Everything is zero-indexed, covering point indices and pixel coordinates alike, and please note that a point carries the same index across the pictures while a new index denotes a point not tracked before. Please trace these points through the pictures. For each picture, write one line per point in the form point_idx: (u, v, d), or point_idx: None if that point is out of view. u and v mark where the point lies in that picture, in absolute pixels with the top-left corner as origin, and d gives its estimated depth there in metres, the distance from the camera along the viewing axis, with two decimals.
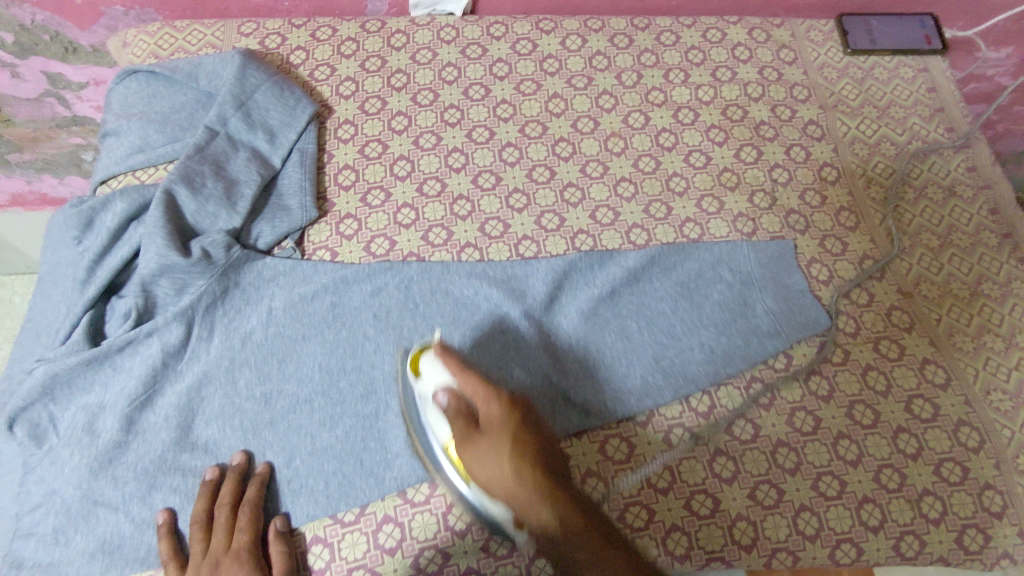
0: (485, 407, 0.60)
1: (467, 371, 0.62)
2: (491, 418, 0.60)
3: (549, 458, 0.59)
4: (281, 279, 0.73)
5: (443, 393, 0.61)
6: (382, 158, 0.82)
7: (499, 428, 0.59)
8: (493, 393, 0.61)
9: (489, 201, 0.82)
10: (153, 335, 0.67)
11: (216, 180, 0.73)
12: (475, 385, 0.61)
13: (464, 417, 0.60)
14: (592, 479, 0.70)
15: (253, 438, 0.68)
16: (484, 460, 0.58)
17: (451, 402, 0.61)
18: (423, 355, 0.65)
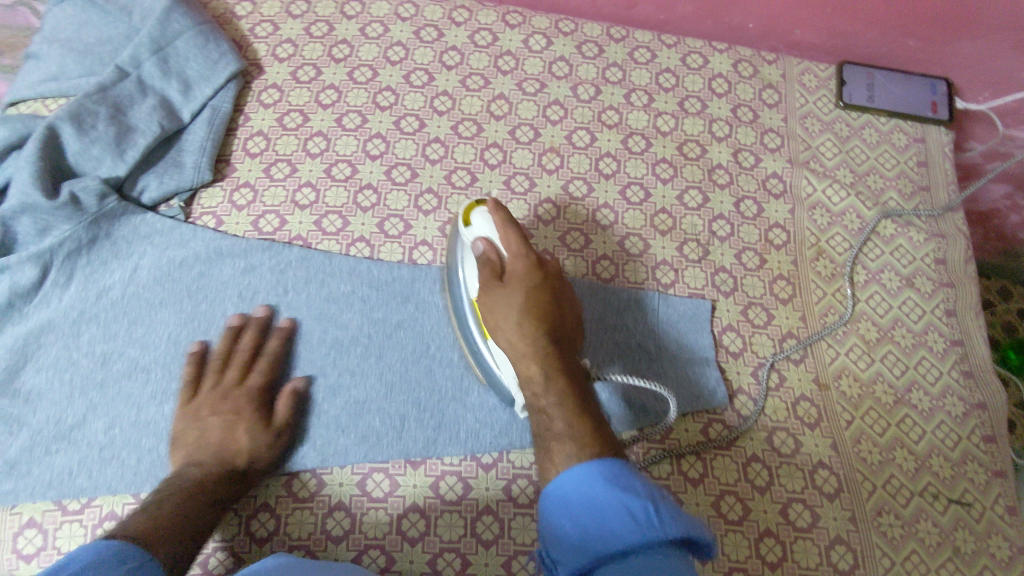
0: (514, 264, 0.64)
1: (510, 226, 0.65)
2: (513, 275, 0.63)
3: (555, 330, 0.62)
4: (155, 237, 0.73)
5: (480, 242, 0.65)
6: (298, 130, 0.81)
7: (517, 289, 0.62)
8: (523, 255, 0.64)
9: (398, 197, 0.80)
10: (4, 273, 0.68)
11: (109, 124, 0.74)
12: (513, 244, 0.64)
13: (491, 267, 0.64)
14: (413, 516, 0.65)
15: (78, 397, 0.67)
16: (503, 314, 0.62)
17: (485, 254, 0.64)
18: (475, 208, 0.67)
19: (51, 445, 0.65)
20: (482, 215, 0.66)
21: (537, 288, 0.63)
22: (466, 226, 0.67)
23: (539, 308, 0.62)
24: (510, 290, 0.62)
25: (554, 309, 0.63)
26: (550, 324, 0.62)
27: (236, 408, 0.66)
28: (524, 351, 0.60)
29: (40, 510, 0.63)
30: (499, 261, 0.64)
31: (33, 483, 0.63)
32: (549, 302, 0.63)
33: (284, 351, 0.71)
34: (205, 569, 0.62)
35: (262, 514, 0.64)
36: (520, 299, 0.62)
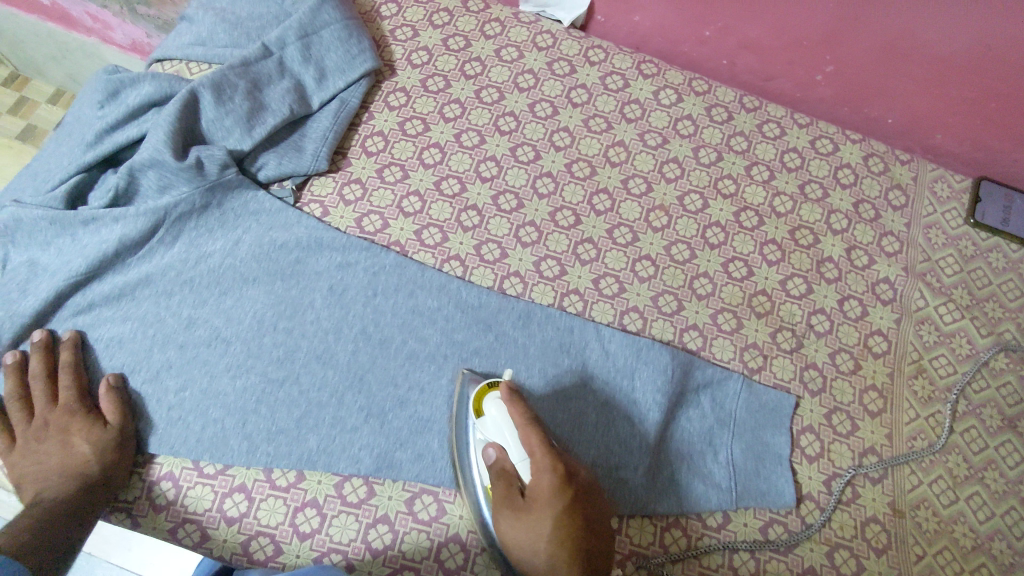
0: (539, 479, 0.58)
1: (530, 428, 0.60)
2: (536, 487, 0.58)
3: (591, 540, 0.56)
4: (262, 215, 0.75)
5: (491, 449, 0.62)
6: (417, 138, 0.82)
7: (543, 504, 0.57)
8: (548, 463, 0.58)
9: (500, 224, 0.79)
10: (120, 221, 0.71)
11: (245, 99, 0.76)
12: (535, 445, 0.59)
13: (505, 481, 0.60)
14: (453, 547, 0.64)
15: (156, 354, 0.68)
16: (536, 534, 0.56)
17: (499, 457, 0.61)
18: (489, 395, 0.64)
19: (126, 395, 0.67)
20: (495, 403, 0.63)
21: (568, 501, 0.57)
22: (478, 418, 0.64)
23: (574, 509, 0.57)
24: (536, 517, 0.57)
25: (584, 507, 0.57)
26: (585, 527, 0.56)
27: (47, 429, 0.63)
28: (558, 566, 0.54)
29: None
30: (520, 476, 0.60)
31: None
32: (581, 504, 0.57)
33: (361, 353, 0.71)
34: (244, 551, 0.62)
35: (308, 509, 0.64)
36: (552, 504, 0.57)
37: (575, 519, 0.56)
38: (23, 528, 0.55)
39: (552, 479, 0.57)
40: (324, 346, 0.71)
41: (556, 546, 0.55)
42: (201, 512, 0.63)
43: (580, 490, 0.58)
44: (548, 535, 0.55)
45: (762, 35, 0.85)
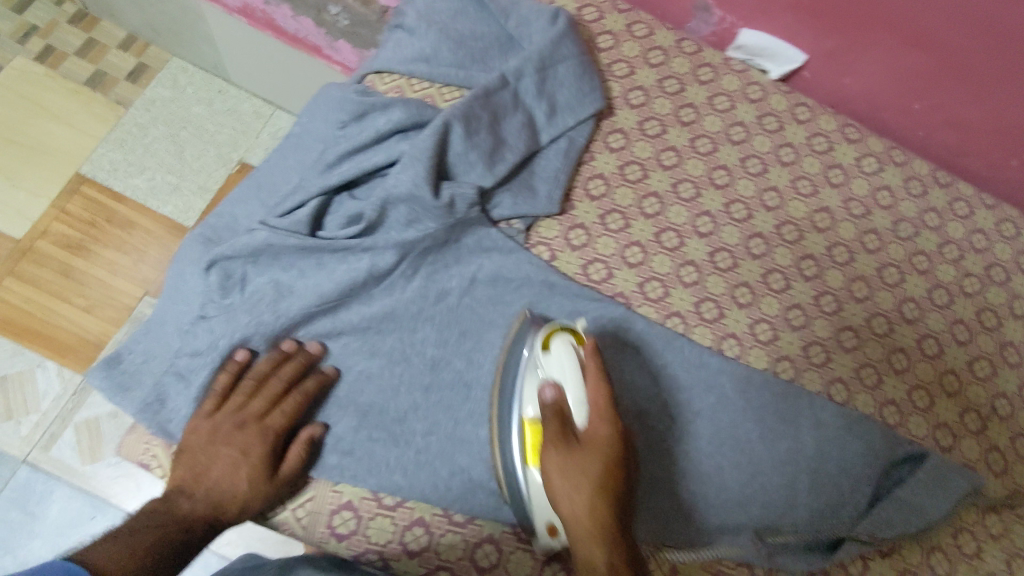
0: (599, 430, 0.60)
1: (603, 408, 0.60)
2: (594, 434, 0.59)
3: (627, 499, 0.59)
4: (495, 253, 0.74)
5: (549, 389, 0.62)
6: (637, 184, 0.81)
7: (599, 447, 0.59)
8: (609, 414, 0.60)
9: (716, 282, 0.79)
10: (367, 252, 0.70)
11: (488, 133, 0.74)
12: (601, 400, 0.60)
13: (560, 423, 0.60)
14: None
15: (402, 393, 0.69)
16: (581, 472, 0.58)
17: (558, 399, 0.61)
18: (556, 333, 0.65)
19: (376, 432, 0.67)
20: (565, 344, 0.64)
21: (618, 452, 0.59)
22: (544, 350, 0.65)
23: (618, 470, 0.59)
24: (586, 454, 0.59)
25: (624, 468, 0.59)
26: (621, 488, 0.58)
27: (235, 433, 0.63)
28: (598, 512, 0.57)
29: (358, 494, 0.66)
30: (577, 421, 0.61)
31: (356, 464, 0.66)
32: (626, 468, 0.59)
33: None
34: None
35: (554, 564, 0.65)
36: (604, 451, 0.59)
37: (614, 479, 0.58)
38: (142, 544, 0.55)
39: (609, 434, 0.59)
40: None
41: (599, 493, 0.57)
42: (453, 559, 0.65)
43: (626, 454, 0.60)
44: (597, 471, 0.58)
45: (976, 116, 0.85)
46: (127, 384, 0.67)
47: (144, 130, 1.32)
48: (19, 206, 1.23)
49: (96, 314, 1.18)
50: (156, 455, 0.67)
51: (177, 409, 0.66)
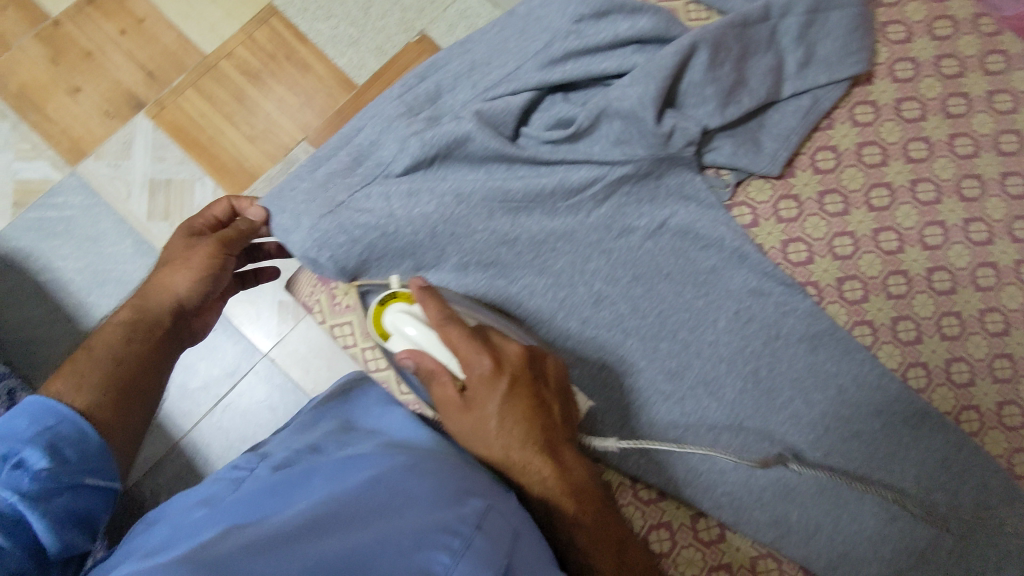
0: (471, 365, 0.51)
1: (446, 323, 0.52)
2: (472, 384, 0.51)
3: (541, 402, 0.52)
4: (693, 203, 0.68)
5: (407, 360, 0.54)
6: (870, 170, 0.71)
7: (489, 408, 0.50)
8: (481, 349, 0.51)
9: (924, 303, 0.69)
10: (565, 165, 0.66)
11: (733, 69, 0.66)
12: (460, 344, 0.51)
13: (444, 387, 0.52)
14: None
15: (560, 317, 0.67)
16: (482, 425, 0.50)
17: (425, 370, 0.53)
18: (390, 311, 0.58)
19: None
20: (399, 314, 0.57)
21: (510, 383, 0.51)
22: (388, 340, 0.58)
23: (519, 396, 0.51)
24: (481, 406, 0.50)
25: (518, 374, 0.52)
26: (532, 409, 0.51)
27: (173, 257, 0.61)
28: (512, 452, 0.50)
29: None
30: (451, 370, 0.52)
31: None
32: (525, 382, 0.52)
33: (747, 397, 0.67)
34: None
35: None
36: (494, 392, 0.50)
37: (519, 406, 0.51)
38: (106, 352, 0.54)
39: (464, 331, 0.52)
40: (715, 374, 0.67)
41: (510, 429, 0.50)
42: None
43: (517, 372, 0.52)
44: (495, 417, 0.50)
45: None
46: (286, 222, 0.62)
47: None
48: (213, 21, 1.13)
49: (258, 146, 1.10)
50: (321, 302, 0.68)
51: (337, 263, 0.62)
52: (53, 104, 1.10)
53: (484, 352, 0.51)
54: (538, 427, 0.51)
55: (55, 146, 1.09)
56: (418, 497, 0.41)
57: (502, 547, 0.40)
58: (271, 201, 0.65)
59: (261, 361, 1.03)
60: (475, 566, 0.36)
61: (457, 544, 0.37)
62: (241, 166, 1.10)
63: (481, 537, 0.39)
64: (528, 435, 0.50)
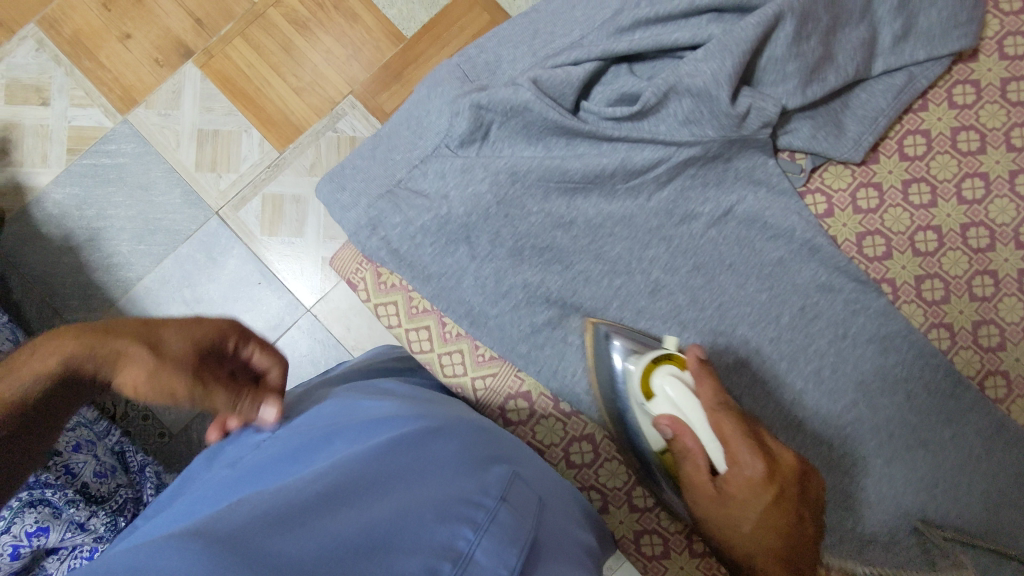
0: (735, 468, 0.45)
1: (720, 409, 0.47)
2: (732, 483, 0.45)
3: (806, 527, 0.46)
4: (763, 189, 0.64)
5: (663, 428, 0.49)
6: (966, 158, 0.64)
7: (749, 516, 0.45)
8: (756, 455, 0.45)
9: (1013, 309, 0.63)
10: (627, 144, 0.62)
11: (820, 43, 0.59)
12: (732, 438, 0.46)
13: (697, 472, 0.47)
14: None
15: (613, 307, 0.63)
16: (730, 527, 0.46)
17: (677, 442, 0.48)
18: (656, 371, 0.52)
19: (572, 335, 0.62)
20: (667, 377, 0.51)
21: (777, 501, 0.44)
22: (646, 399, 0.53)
23: (784, 514, 0.45)
24: (734, 510, 0.45)
25: (795, 497, 0.45)
26: (792, 531, 0.45)
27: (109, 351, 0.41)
28: (758, 563, 0.45)
29: (538, 389, 0.64)
30: (715, 463, 0.47)
31: (545, 360, 0.62)
32: (794, 501, 0.45)
33: (808, 398, 0.63)
34: (634, 540, 0.62)
35: None
36: (754, 501, 0.44)
37: (778, 526, 0.45)
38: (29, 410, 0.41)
39: (742, 431, 0.46)
40: (775, 373, 0.63)
41: (760, 547, 0.45)
42: (609, 487, 0.63)
43: (787, 485, 0.45)
44: (751, 526, 0.45)
45: None
46: (345, 200, 0.64)
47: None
48: None
49: (304, 99, 0.99)
50: (365, 279, 0.65)
51: (388, 243, 0.62)
52: (106, 51, 1.00)
53: (761, 463, 0.45)
54: (797, 557, 0.45)
55: (107, 94, 1.00)
56: (443, 470, 0.40)
57: (528, 522, 0.39)
58: (331, 182, 0.65)
59: (303, 317, 0.97)
60: (500, 542, 0.35)
61: (482, 519, 0.36)
62: (287, 119, 0.99)
63: (508, 510, 0.38)
64: (782, 560, 0.45)
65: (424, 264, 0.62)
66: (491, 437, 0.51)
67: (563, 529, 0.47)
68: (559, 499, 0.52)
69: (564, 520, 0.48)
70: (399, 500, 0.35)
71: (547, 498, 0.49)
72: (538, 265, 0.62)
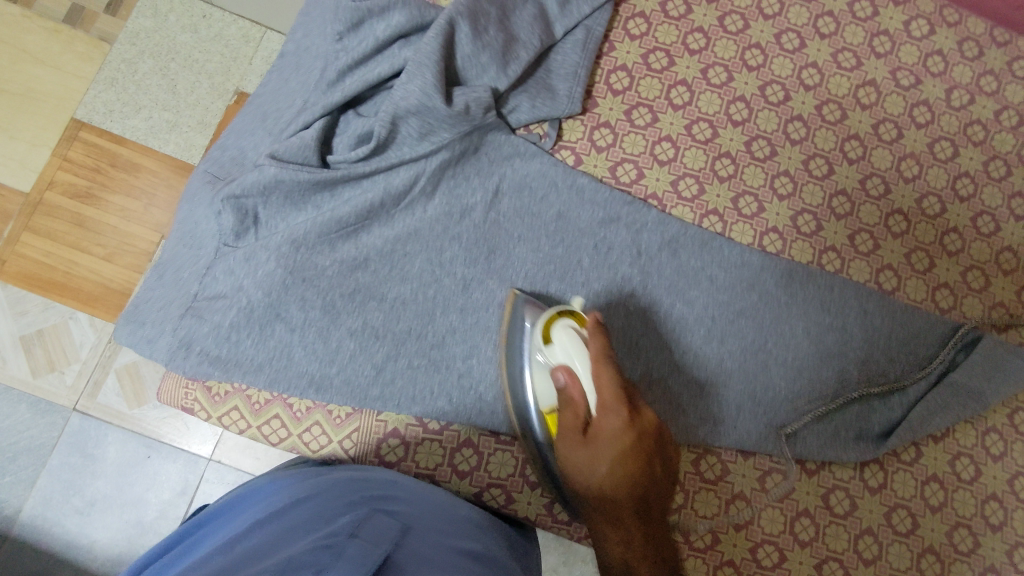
0: (605, 415, 0.54)
1: (603, 362, 0.56)
2: (602, 427, 0.54)
3: (659, 448, 0.55)
4: (517, 161, 0.70)
5: (561, 373, 0.57)
6: (662, 74, 0.75)
7: (607, 443, 0.54)
8: (619, 403, 0.54)
9: (754, 174, 0.74)
10: (382, 173, 0.67)
11: (498, 30, 0.68)
12: (605, 386, 0.55)
13: (574, 411, 0.56)
14: (739, 503, 0.68)
15: (438, 317, 0.66)
16: (588, 467, 0.55)
17: (569, 382, 0.57)
18: (558, 325, 0.59)
19: (415, 359, 0.65)
20: (565, 328, 0.59)
21: (629, 445, 0.54)
22: (545, 343, 0.60)
23: (634, 455, 0.54)
24: (594, 455, 0.54)
25: (649, 428, 0.55)
26: (645, 448, 0.54)
27: None
28: (608, 491, 0.54)
29: (403, 421, 0.66)
30: (585, 398, 0.56)
31: (400, 393, 0.64)
32: (647, 438, 0.55)
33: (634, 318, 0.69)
34: (549, 512, 0.65)
35: None
36: (614, 445, 0.54)
37: (632, 466, 0.54)
38: None
39: (616, 387, 0.55)
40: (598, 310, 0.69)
41: (617, 470, 0.54)
42: (504, 476, 0.65)
43: (640, 420, 0.55)
44: (607, 470, 0.54)
45: None
46: (149, 333, 0.63)
47: (134, 66, 1.00)
48: (21, 157, 0.96)
49: (118, 263, 0.95)
50: (199, 399, 0.65)
51: (208, 354, 0.62)
52: None
53: (625, 407, 0.54)
54: (642, 483, 0.55)
55: None
56: (297, 534, 0.42)
57: (382, 546, 0.39)
58: (126, 324, 0.64)
59: (209, 468, 0.91)
60: (349, 567, 0.35)
61: (328, 557, 0.36)
62: (109, 288, 0.94)
63: (357, 543, 0.39)
64: (634, 477, 0.54)
65: (247, 358, 0.62)
66: (369, 485, 0.54)
67: (438, 541, 0.46)
68: (437, 522, 0.51)
69: (439, 539, 0.47)
70: (248, 569, 0.36)
71: (425, 511, 0.52)
72: (352, 312, 0.65)
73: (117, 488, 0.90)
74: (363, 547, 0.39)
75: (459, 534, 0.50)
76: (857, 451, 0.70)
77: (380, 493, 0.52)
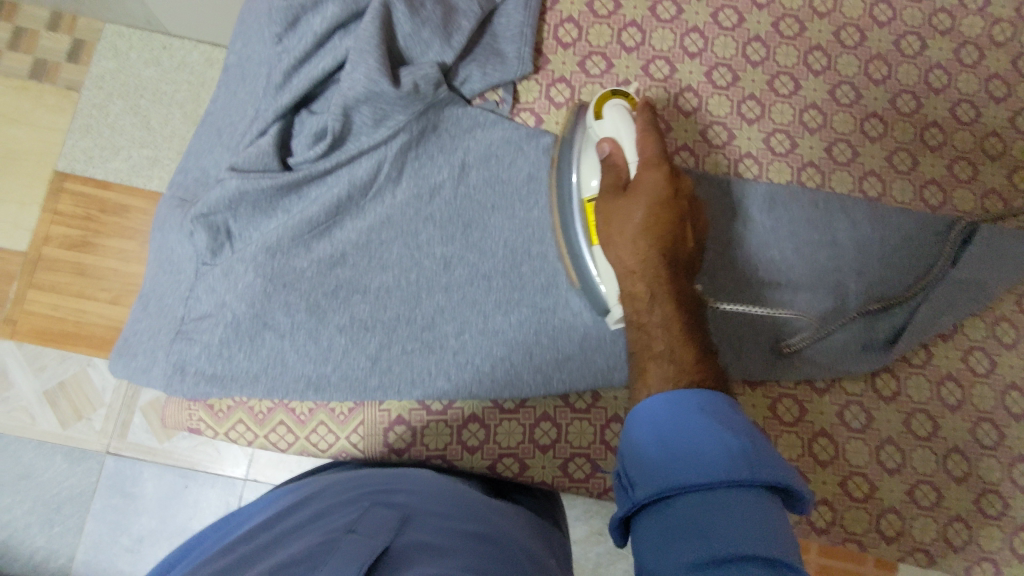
0: (645, 173, 0.56)
1: (650, 134, 0.57)
2: (642, 181, 0.55)
3: (682, 239, 0.56)
4: (478, 131, 0.69)
5: (606, 143, 0.58)
6: (611, 19, 0.73)
7: (643, 198, 0.55)
8: (658, 168, 0.56)
9: (719, 103, 0.72)
10: (344, 166, 0.67)
11: (435, 3, 0.67)
12: (649, 151, 0.57)
13: (615, 175, 0.57)
14: None
15: (424, 299, 0.66)
16: (626, 217, 0.55)
17: (614, 148, 0.58)
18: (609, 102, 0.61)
19: (408, 344, 0.65)
20: (614, 105, 0.60)
21: (665, 203, 0.55)
22: (596, 120, 0.61)
23: (662, 225, 0.55)
24: (631, 203, 0.55)
25: (680, 211, 0.56)
26: (669, 233, 0.55)
27: None
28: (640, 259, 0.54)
29: (406, 408, 0.66)
30: (629, 165, 0.58)
31: (398, 380, 0.64)
32: (674, 219, 0.55)
33: None
34: (565, 473, 0.66)
35: (614, 424, 0.67)
36: (644, 207, 0.55)
37: (660, 233, 0.55)
38: None
39: (657, 152, 0.57)
40: None
41: (642, 239, 0.54)
42: (514, 446, 0.66)
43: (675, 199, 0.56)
44: (638, 224, 0.54)
45: None
46: (144, 363, 0.64)
47: (98, 109, 1.01)
48: (14, 219, 0.98)
49: (124, 304, 0.96)
50: (203, 420, 0.67)
51: (204, 374, 0.63)
52: None
53: (664, 177, 0.56)
54: (672, 257, 0.55)
55: None
56: (299, 535, 0.43)
57: (376, 538, 0.40)
58: (122, 357, 0.65)
59: (246, 488, 0.92)
60: (337, 562, 0.36)
61: (318, 557, 0.37)
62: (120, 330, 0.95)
63: (351, 538, 0.40)
64: (658, 254, 0.54)
65: (242, 370, 0.63)
66: (379, 482, 0.54)
67: (442, 525, 0.46)
68: (444, 507, 0.50)
69: (444, 523, 0.47)
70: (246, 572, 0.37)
71: (432, 498, 0.52)
72: (338, 309, 0.65)
73: (161, 518, 0.91)
74: (358, 541, 0.39)
75: (465, 516, 0.50)
76: (868, 363, 0.68)
77: (387, 488, 0.53)
